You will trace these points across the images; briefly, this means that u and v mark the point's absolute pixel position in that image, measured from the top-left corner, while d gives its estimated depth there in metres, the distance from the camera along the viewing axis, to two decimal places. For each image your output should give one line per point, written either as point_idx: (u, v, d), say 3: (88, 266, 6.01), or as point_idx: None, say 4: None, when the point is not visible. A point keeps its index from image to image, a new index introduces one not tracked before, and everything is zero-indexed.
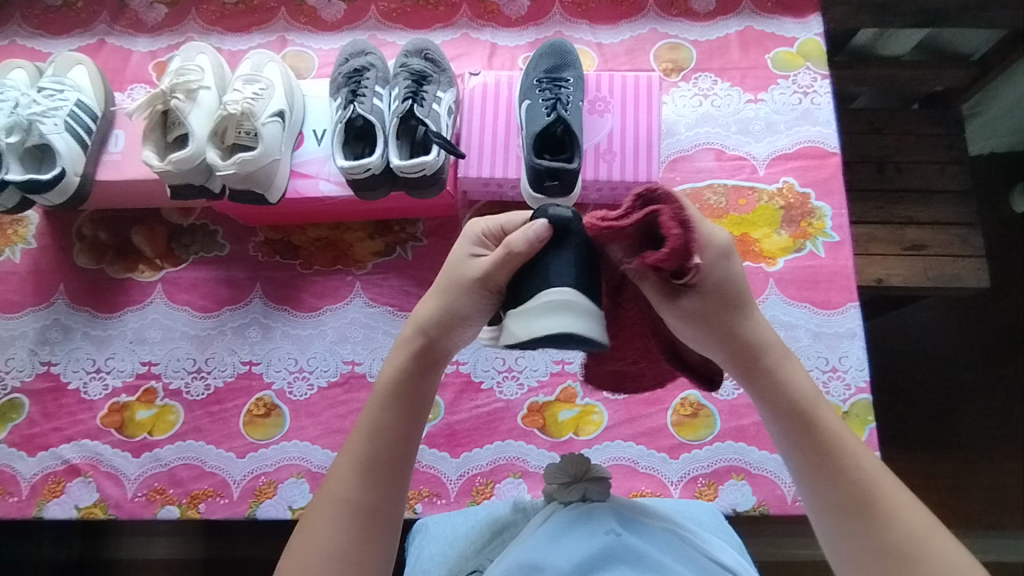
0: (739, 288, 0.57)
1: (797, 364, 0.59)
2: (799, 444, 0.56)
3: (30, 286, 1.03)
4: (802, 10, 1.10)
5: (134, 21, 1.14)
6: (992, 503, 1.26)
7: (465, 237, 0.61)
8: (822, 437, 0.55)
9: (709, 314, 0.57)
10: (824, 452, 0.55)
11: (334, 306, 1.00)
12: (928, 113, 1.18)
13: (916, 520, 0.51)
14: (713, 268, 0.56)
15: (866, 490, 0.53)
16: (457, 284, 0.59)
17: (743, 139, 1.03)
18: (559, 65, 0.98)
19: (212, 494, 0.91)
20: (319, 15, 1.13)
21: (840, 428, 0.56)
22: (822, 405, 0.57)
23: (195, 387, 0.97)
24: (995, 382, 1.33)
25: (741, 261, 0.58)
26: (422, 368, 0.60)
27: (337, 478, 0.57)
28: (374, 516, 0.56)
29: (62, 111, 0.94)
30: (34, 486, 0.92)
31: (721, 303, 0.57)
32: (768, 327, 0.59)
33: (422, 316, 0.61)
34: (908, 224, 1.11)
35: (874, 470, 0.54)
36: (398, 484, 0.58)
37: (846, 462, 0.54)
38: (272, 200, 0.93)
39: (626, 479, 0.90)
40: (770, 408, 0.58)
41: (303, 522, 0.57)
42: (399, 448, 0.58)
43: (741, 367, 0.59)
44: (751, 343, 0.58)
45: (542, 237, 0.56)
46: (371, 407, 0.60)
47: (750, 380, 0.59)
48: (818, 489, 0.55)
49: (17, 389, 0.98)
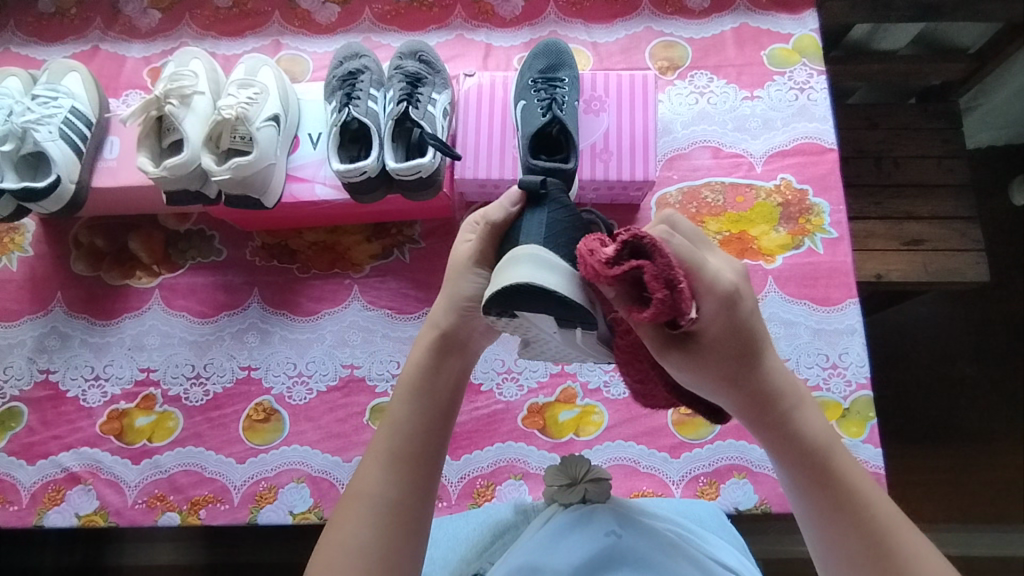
0: (750, 332, 0.53)
1: (810, 405, 0.57)
2: (815, 491, 0.54)
3: (27, 294, 1.03)
4: (797, 6, 1.09)
5: (128, 26, 1.14)
6: (993, 497, 1.26)
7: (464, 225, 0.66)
8: (839, 486, 0.53)
9: (720, 363, 0.53)
10: (839, 500, 0.53)
11: (332, 310, 1.00)
12: (925, 107, 1.18)
13: (934, 565, 0.50)
14: (718, 319, 0.52)
15: (883, 540, 0.51)
16: (454, 271, 0.64)
17: (740, 136, 1.03)
18: (554, 65, 0.97)
19: (213, 500, 0.91)
20: (313, 18, 1.13)
21: (853, 472, 0.54)
22: (835, 448, 0.55)
23: (194, 393, 0.96)
24: (995, 375, 1.32)
25: (752, 304, 0.53)
26: (441, 356, 0.62)
27: (362, 477, 0.57)
28: (402, 511, 0.55)
29: (56, 118, 0.94)
30: (33, 495, 0.92)
31: (729, 353, 0.53)
32: (780, 366, 0.56)
33: (436, 309, 0.64)
34: (907, 219, 1.10)
35: (890, 516, 0.52)
36: (424, 474, 0.57)
37: (863, 509, 0.52)
38: (268, 205, 0.92)
39: (627, 479, 0.90)
40: (783, 452, 0.55)
41: (329, 525, 0.56)
42: (426, 440, 0.59)
43: (753, 412, 0.56)
44: (764, 390, 0.55)
45: (516, 201, 0.63)
46: (394, 404, 0.61)
47: (762, 426, 0.56)
48: (835, 538, 0.53)
49: (16, 398, 0.97)
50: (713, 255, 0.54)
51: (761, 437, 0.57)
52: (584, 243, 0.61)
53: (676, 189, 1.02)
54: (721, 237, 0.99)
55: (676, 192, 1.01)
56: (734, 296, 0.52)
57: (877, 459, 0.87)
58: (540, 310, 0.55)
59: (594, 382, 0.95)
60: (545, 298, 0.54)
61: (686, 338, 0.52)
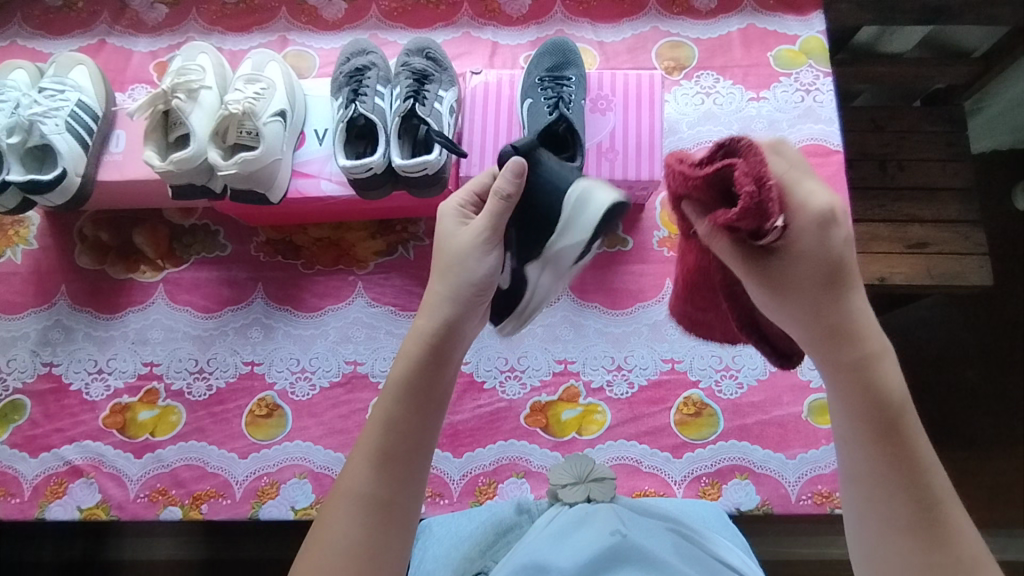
0: (843, 270, 0.50)
1: (888, 355, 0.53)
2: (874, 445, 0.52)
3: (32, 287, 1.03)
4: (804, 8, 1.09)
5: (135, 21, 1.14)
6: (994, 502, 1.26)
7: (449, 213, 0.64)
8: (899, 445, 0.51)
9: (805, 288, 0.51)
10: (903, 463, 0.51)
11: (336, 306, 1.00)
12: (929, 111, 1.18)
13: (973, 539, 0.51)
14: (811, 245, 0.49)
15: (929, 508, 0.51)
16: (459, 255, 0.60)
17: (745, 137, 1.03)
18: (561, 64, 0.98)
19: (215, 495, 0.91)
20: (319, 14, 1.13)
21: (919, 436, 0.53)
22: (908, 411, 0.53)
23: (197, 388, 0.96)
24: (996, 379, 1.32)
25: (844, 231, 0.49)
26: (440, 349, 0.59)
27: (353, 472, 0.56)
28: (393, 509, 0.55)
29: (63, 111, 0.94)
30: (36, 488, 0.92)
31: (814, 279, 0.50)
32: (867, 312, 0.53)
33: (428, 301, 0.60)
34: (910, 222, 1.10)
35: (944, 487, 0.52)
36: (413, 472, 0.57)
37: (923, 475, 0.51)
38: (273, 200, 0.92)
39: (630, 479, 0.90)
40: (853, 400, 0.52)
41: (320, 516, 0.56)
42: (414, 439, 0.57)
43: (832, 351, 0.52)
44: (845, 328, 0.52)
45: (519, 172, 0.59)
46: (383, 397, 0.58)
47: (836, 366, 0.53)
48: (887, 498, 0.52)
49: (19, 390, 0.98)
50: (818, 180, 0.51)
51: (829, 375, 0.54)
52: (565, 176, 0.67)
53: None
54: None
55: None
56: (830, 227, 0.49)
57: None
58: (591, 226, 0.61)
59: (598, 381, 0.95)
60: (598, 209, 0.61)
61: (770, 254, 0.50)
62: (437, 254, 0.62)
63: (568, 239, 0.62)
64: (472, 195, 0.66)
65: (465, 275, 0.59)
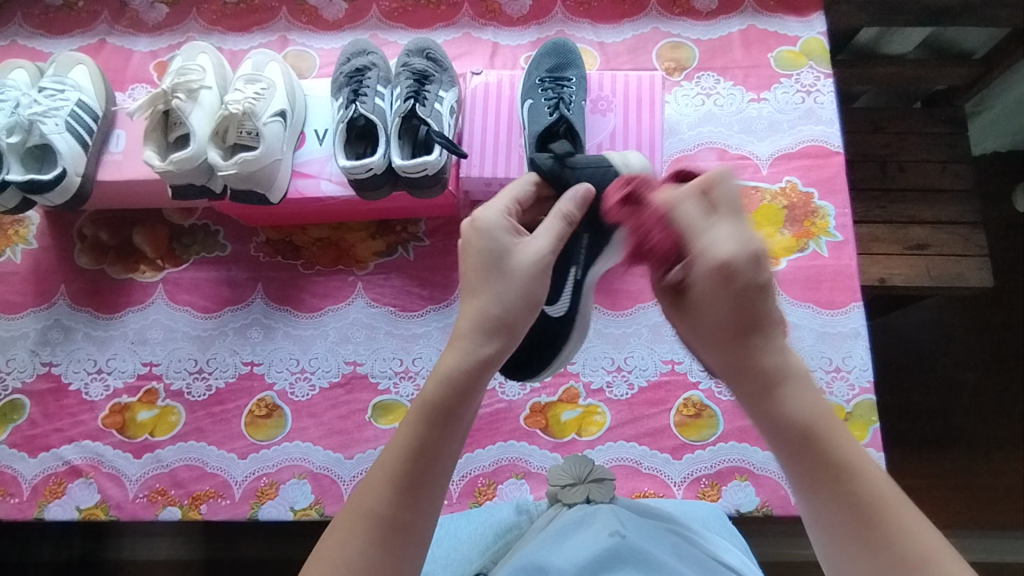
0: (749, 305, 0.52)
1: (803, 383, 0.53)
2: (796, 467, 0.51)
3: (31, 286, 1.03)
4: (805, 9, 1.09)
5: (135, 20, 1.14)
6: (993, 503, 1.26)
7: (497, 229, 0.59)
8: (821, 462, 0.50)
9: (706, 321, 0.55)
10: (821, 472, 0.50)
11: (335, 307, 1.00)
12: (930, 112, 1.18)
13: (927, 539, 0.46)
14: (706, 286, 0.53)
15: (866, 513, 0.47)
16: (513, 276, 0.57)
17: (745, 138, 1.03)
18: (561, 64, 0.98)
19: (214, 495, 0.91)
20: (320, 14, 1.13)
21: (849, 447, 0.51)
22: (831, 428, 0.51)
23: (197, 388, 0.96)
24: (996, 381, 1.32)
25: (746, 264, 0.53)
26: (483, 374, 0.55)
27: (371, 491, 0.52)
28: (410, 536, 0.51)
29: (63, 111, 0.94)
30: (34, 487, 0.92)
31: (712, 313, 0.54)
32: (780, 349, 0.54)
33: (474, 321, 0.56)
34: (911, 224, 1.10)
35: (888, 494, 0.48)
36: (437, 501, 0.53)
37: (853, 484, 0.49)
38: (273, 200, 0.92)
39: (629, 480, 0.90)
40: (767, 429, 0.53)
41: (329, 533, 0.52)
42: (442, 468, 0.53)
43: (742, 384, 0.54)
44: (751, 359, 0.53)
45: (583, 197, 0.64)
46: (411, 417, 0.54)
47: (748, 401, 0.54)
48: (817, 509, 0.50)
49: (18, 390, 0.97)
50: (736, 223, 0.54)
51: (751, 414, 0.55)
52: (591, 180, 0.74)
53: None
54: None
55: None
56: (727, 269, 0.52)
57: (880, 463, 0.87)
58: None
59: (597, 382, 0.95)
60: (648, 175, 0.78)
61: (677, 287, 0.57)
62: (484, 268, 0.57)
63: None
64: (512, 203, 0.62)
65: (521, 299, 0.57)
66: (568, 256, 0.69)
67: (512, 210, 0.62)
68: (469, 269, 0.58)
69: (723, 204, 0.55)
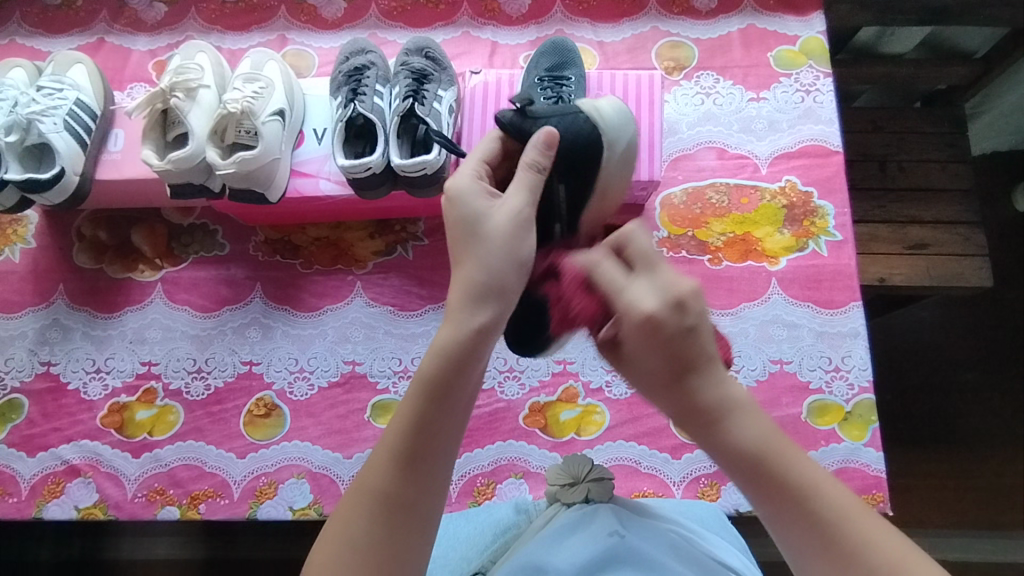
0: (679, 352, 0.50)
1: (750, 417, 0.51)
2: (758, 494, 0.49)
3: (30, 286, 1.03)
4: (805, 8, 1.09)
5: (134, 19, 1.14)
6: (992, 502, 1.26)
7: (468, 193, 0.58)
8: (779, 486, 0.48)
9: (652, 371, 0.51)
10: (780, 497, 0.48)
11: (334, 306, 1.00)
12: (929, 112, 1.18)
13: (899, 554, 0.45)
14: (635, 341, 0.51)
15: (831, 534, 0.46)
16: (498, 235, 0.56)
17: (745, 137, 1.03)
18: (560, 63, 0.98)
19: (212, 495, 0.90)
20: (319, 13, 1.13)
21: (808, 471, 0.49)
22: (786, 453, 0.49)
23: (195, 387, 0.96)
24: (996, 381, 1.32)
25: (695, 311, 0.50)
26: (480, 344, 0.54)
27: (372, 470, 0.53)
28: (413, 512, 0.52)
29: (62, 110, 0.93)
30: (33, 487, 0.92)
31: (659, 364, 0.51)
32: (721, 382, 0.51)
33: (463, 290, 0.55)
34: (910, 223, 1.10)
35: (853, 512, 0.47)
36: (439, 477, 0.53)
37: (816, 511, 0.47)
38: (272, 199, 0.92)
39: (628, 480, 0.90)
40: (723, 460, 0.51)
41: (335, 513, 0.53)
42: (444, 441, 0.53)
43: (693, 424, 0.51)
44: (700, 404, 0.51)
45: (549, 142, 0.60)
46: (409, 397, 0.54)
47: (700, 438, 0.52)
48: (786, 539, 0.48)
49: (17, 389, 0.97)
50: (655, 272, 0.52)
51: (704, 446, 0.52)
52: (580, 127, 0.69)
53: (681, 189, 1.01)
54: (726, 238, 0.98)
55: (680, 193, 1.01)
56: (651, 325, 0.50)
57: (879, 463, 0.87)
58: (627, 144, 0.72)
59: (596, 382, 0.95)
60: (626, 122, 0.73)
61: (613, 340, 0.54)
62: (463, 237, 0.57)
63: (616, 150, 0.71)
64: (481, 165, 0.62)
65: (508, 259, 0.56)
66: (551, 211, 0.66)
67: (482, 174, 0.62)
68: (453, 242, 0.58)
69: (638, 259, 0.53)
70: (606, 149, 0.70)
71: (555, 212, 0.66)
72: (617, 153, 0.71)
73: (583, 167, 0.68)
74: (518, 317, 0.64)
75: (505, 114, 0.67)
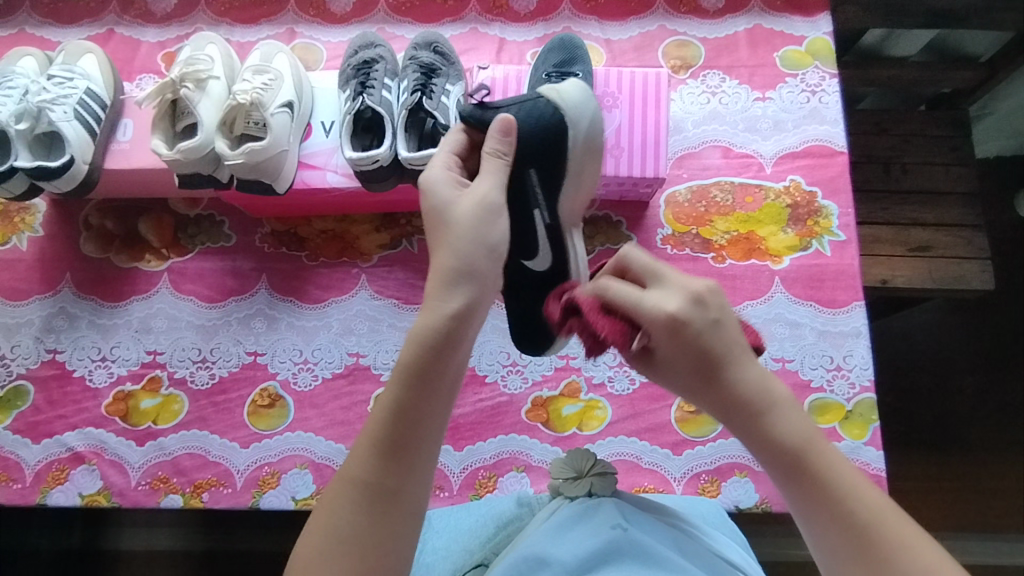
0: (711, 348, 0.52)
1: (788, 410, 0.52)
2: (793, 487, 0.51)
3: (37, 274, 1.04)
4: (812, 9, 1.10)
5: (143, 11, 1.14)
6: (992, 505, 1.26)
7: (440, 185, 0.59)
8: (814, 478, 0.50)
9: (689, 370, 0.53)
10: (817, 487, 0.50)
11: (339, 299, 1.00)
12: (934, 114, 1.18)
13: (924, 552, 0.47)
14: (667, 344, 0.52)
15: (866, 534, 0.48)
16: (465, 227, 0.57)
17: (750, 137, 1.03)
18: (569, 59, 0.98)
19: (216, 484, 0.91)
20: (327, 7, 1.14)
21: (841, 469, 0.51)
22: (821, 447, 0.51)
23: (200, 377, 0.97)
24: (995, 384, 1.33)
25: (732, 315, 0.53)
26: (459, 328, 0.55)
27: (357, 460, 0.53)
28: (399, 499, 0.52)
29: (71, 99, 0.94)
30: (38, 473, 0.93)
31: (699, 364, 0.52)
32: (758, 375, 0.53)
33: (435, 277, 0.56)
34: (913, 225, 1.11)
35: (881, 511, 0.49)
36: (425, 464, 0.54)
37: (850, 507, 0.49)
38: (279, 191, 0.93)
39: (629, 475, 0.90)
40: (759, 452, 0.52)
41: (322, 501, 0.54)
42: (427, 427, 0.54)
43: (732, 416, 0.53)
44: (741, 399, 0.52)
45: (506, 130, 0.62)
46: (388, 385, 0.54)
47: (737, 432, 0.53)
48: (821, 539, 0.50)
49: (23, 376, 0.98)
50: (667, 283, 0.54)
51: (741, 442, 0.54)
52: (545, 115, 0.69)
53: (686, 187, 1.02)
54: (729, 237, 0.99)
55: (685, 191, 1.02)
56: (678, 324, 0.51)
57: (880, 461, 0.87)
58: (591, 121, 0.71)
59: (599, 377, 0.95)
60: (589, 99, 0.72)
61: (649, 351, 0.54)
62: (435, 226, 0.58)
63: (580, 129, 0.70)
64: (451, 157, 0.64)
65: (478, 244, 0.56)
66: (526, 198, 0.68)
67: (452, 165, 0.63)
68: (429, 232, 0.59)
69: (646, 276, 0.55)
70: (569, 130, 0.69)
71: (532, 199, 0.69)
72: (581, 132, 0.70)
73: (549, 151, 0.68)
74: (524, 318, 0.72)
75: (464, 107, 0.68)
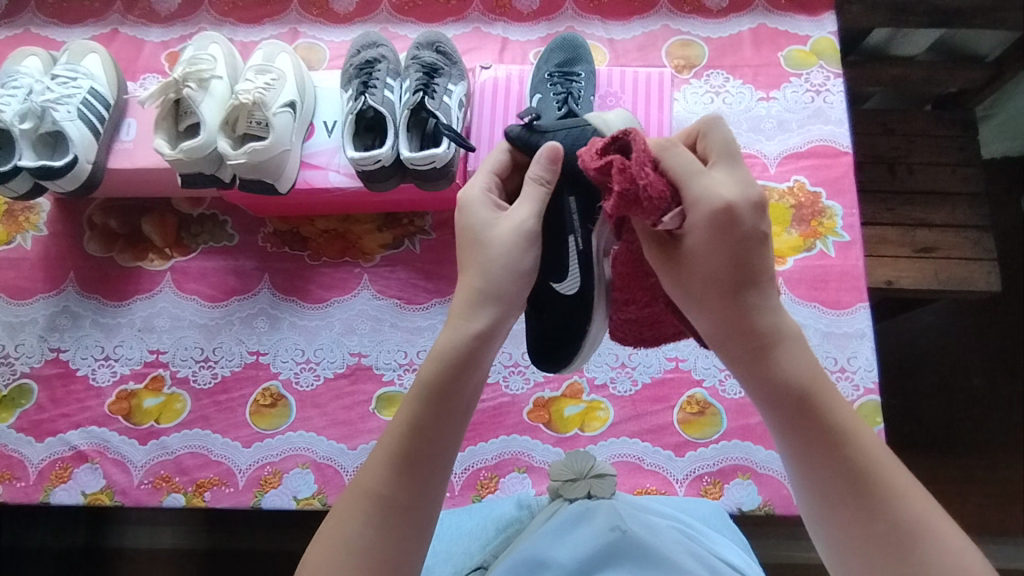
0: (751, 261, 0.50)
1: (801, 342, 0.52)
2: (797, 421, 0.50)
3: (41, 273, 1.04)
4: (816, 8, 1.09)
5: (148, 10, 1.15)
6: (997, 508, 1.25)
7: (478, 205, 0.60)
8: (818, 413, 0.49)
9: (721, 275, 0.50)
10: (821, 421, 0.49)
11: (342, 298, 1.00)
12: (940, 114, 1.18)
13: (914, 495, 0.47)
14: (708, 236, 0.50)
15: (862, 473, 0.48)
16: (495, 251, 0.57)
17: (754, 137, 1.03)
18: (570, 59, 0.98)
19: (217, 483, 0.91)
20: (330, 7, 1.14)
21: (841, 408, 0.50)
22: (826, 386, 0.50)
23: (202, 376, 0.97)
24: (1002, 386, 1.32)
25: (772, 238, 0.51)
26: (480, 348, 0.55)
27: (371, 471, 0.53)
28: (411, 513, 0.52)
29: (75, 99, 0.94)
30: (41, 472, 0.93)
31: (739, 267, 0.50)
32: (776, 304, 0.51)
33: (463, 296, 0.56)
34: (919, 226, 1.10)
35: (880, 457, 0.49)
36: (438, 481, 0.53)
37: (848, 446, 0.48)
38: (282, 190, 0.93)
39: (631, 476, 0.90)
40: (766, 383, 0.51)
41: (333, 511, 0.54)
42: (443, 445, 0.54)
43: (744, 339, 0.51)
44: (761, 320, 0.51)
45: (552, 159, 0.60)
46: (407, 399, 0.55)
47: (746, 356, 0.51)
48: (814, 472, 0.49)
49: (26, 375, 0.98)
50: (733, 171, 0.51)
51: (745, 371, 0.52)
52: None
53: None
54: None
55: None
56: (730, 220, 0.49)
57: None
58: None
59: (601, 378, 0.95)
60: None
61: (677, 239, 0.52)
62: (469, 246, 0.58)
63: None
64: (493, 178, 0.64)
65: (508, 270, 0.56)
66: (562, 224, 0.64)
67: (494, 186, 0.63)
68: (462, 252, 0.59)
69: (714, 161, 0.52)
70: None
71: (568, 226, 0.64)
72: None
73: None
74: (545, 335, 0.68)
75: (511, 127, 0.65)
